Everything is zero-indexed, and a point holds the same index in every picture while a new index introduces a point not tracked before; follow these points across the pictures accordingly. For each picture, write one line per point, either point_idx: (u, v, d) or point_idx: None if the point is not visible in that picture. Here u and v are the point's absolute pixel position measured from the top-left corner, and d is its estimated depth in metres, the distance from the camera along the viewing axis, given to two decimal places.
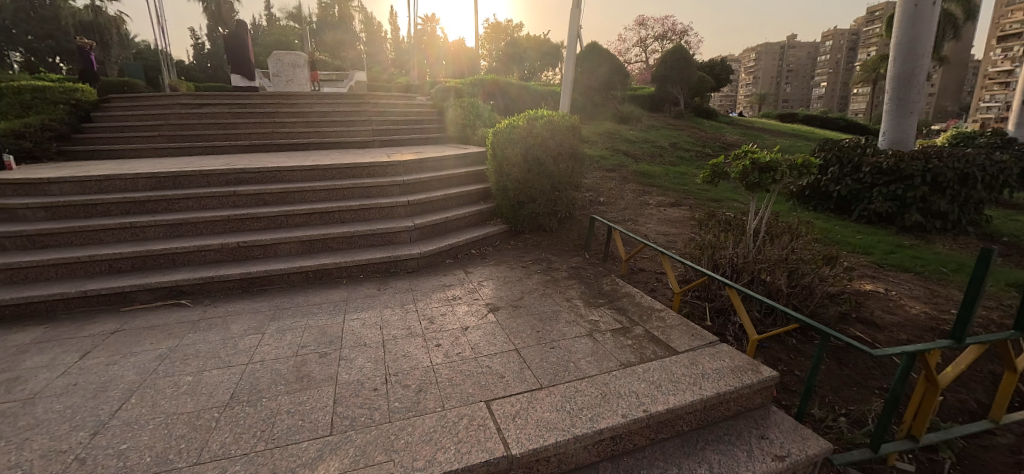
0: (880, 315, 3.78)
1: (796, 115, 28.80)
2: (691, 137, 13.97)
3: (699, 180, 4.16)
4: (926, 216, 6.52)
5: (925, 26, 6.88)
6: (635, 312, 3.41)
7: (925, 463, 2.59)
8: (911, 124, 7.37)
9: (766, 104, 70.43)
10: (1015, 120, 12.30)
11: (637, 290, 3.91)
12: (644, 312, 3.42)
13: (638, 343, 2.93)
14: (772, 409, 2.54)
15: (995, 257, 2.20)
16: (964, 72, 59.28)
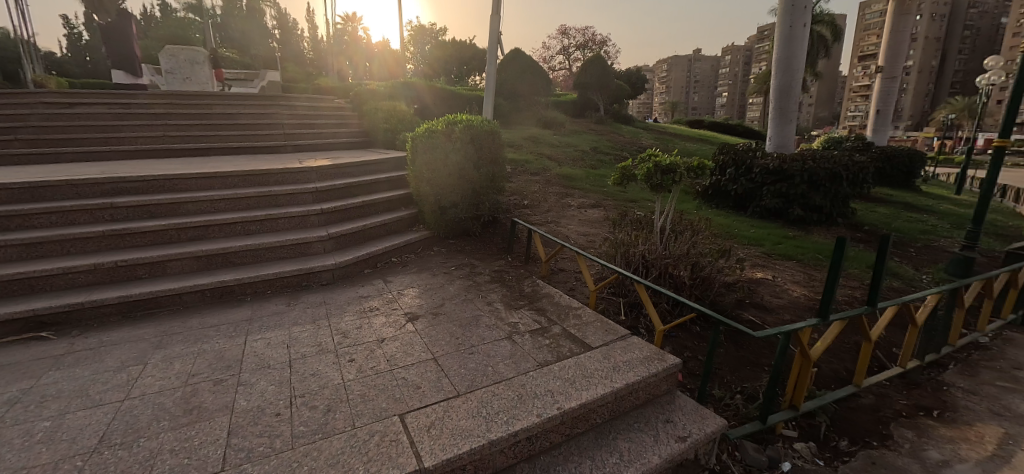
0: (768, 300, 4.22)
1: (703, 122, 31.51)
2: (610, 141, 14.73)
3: (610, 182, 4.38)
4: (807, 210, 7.41)
5: (798, 44, 7.82)
6: (554, 311, 3.52)
7: (805, 428, 2.93)
8: (791, 129, 8.45)
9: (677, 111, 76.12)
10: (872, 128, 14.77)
11: (557, 290, 4.04)
12: (563, 311, 3.53)
13: (556, 341, 3.02)
14: (677, 395, 2.73)
15: (847, 245, 2.53)
16: (834, 85, 68.48)
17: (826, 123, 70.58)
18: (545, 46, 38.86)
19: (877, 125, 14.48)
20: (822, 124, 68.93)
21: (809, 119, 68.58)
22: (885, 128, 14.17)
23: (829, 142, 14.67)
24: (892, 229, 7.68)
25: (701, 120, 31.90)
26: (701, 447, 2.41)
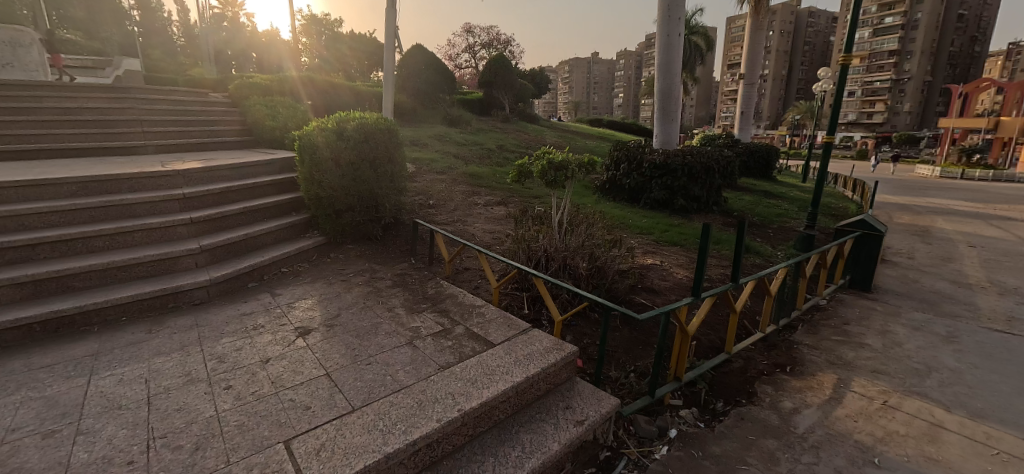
0: (656, 283, 4.62)
1: (602, 120, 33.64)
2: (515, 139, 15.05)
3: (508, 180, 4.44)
4: (688, 201, 8.25)
5: (675, 52, 8.66)
6: (458, 312, 3.48)
7: (688, 396, 3.25)
8: (674, 128, 9.35)
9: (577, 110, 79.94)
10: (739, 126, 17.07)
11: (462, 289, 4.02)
12: (466, 310, 3.52)
13: (459, 342, 2.99)
14: (576, 381, 2.87)
15: (711, 230, 2.81)
16: (708, 88, 76.92)
17: (703, 122, 79.38)
18: (450, 44, 38.30)
19: (742, 124, 16.63)
20: (700, 123, 77.44)
21: (688, 118, 76.54)
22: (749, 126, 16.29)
23: (705, 139, 16.52)
24: (755, 214, 8.86)
25: (600, 119, 34.01)
26: (598, 427, 2.57)
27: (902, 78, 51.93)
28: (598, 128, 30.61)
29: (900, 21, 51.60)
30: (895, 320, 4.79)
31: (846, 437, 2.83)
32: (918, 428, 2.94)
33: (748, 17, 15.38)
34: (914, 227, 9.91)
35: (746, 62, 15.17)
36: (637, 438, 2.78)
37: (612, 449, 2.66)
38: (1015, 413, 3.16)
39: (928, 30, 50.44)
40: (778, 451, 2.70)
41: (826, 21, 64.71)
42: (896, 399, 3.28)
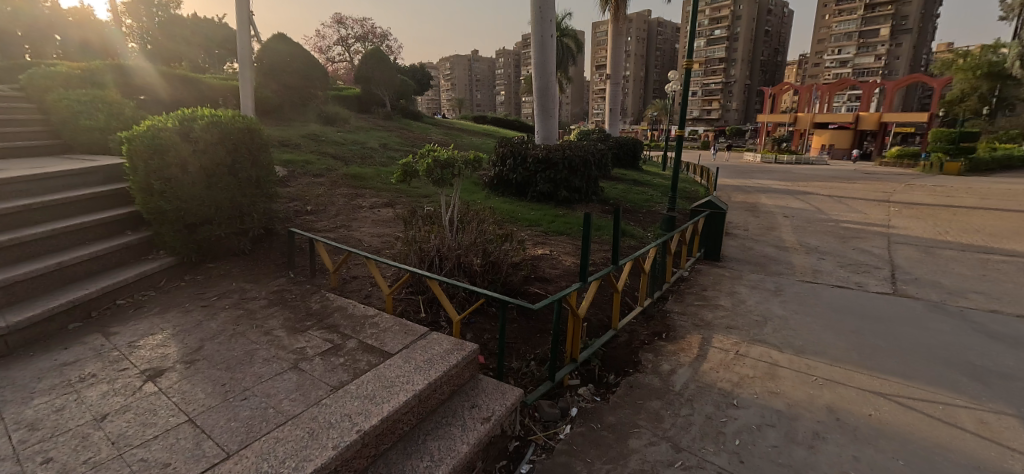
0: (548, 272, 4.86)
1: (485, 118, 34.19)
2: (398, 137, 14.55)
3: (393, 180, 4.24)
4: (570, 192, 8.80)
5: (550, 52, 9.18)
6: (348, 325, 3.28)
7: (585, 374, 3.48)
8: (553, 124, 9.87)
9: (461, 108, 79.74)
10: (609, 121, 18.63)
11: (351, 300, 3.81)
12: (357, 322, 3.33)
13: (352, 357, 2.83)
14: (479, 378, 2.90)
15: (592, 220, 3.00)
16: (580, 86, 82.41)
17: (577, 118, 85.19)
18: (320, 35, 35.42)
19: (611, 120, 18.22)
20: (576, 119, 82.99)
21: (564, 114, 81.47)
22: (617, 122, 17.91)
23: (580, 134, 17.77)
24: (628, 201, 9.80)
25: (483, 117, 34.54)
26: (505, 419, 2.65)
27: (731, 80, 61.49)
28: (483, 125, 31.01)
29: (726, 33, 61.17)
30: (741, 282, 5.68)
31: (712, 386, 3.28)
32: (763, 368, 3.54)
33: (609, 24, 16.85)
34: (748, 205, 11.82)
35: (610, 63, 16.60)
36: (543, 422, 2.92)
37: (520, 439, 2.76)
38: (825, 345, 3.98)
39: (746, 41, 60.41)
40: (661, 409, 3.04)
41: (672, 28, 73.72)
42: (745, 348, 3.89)
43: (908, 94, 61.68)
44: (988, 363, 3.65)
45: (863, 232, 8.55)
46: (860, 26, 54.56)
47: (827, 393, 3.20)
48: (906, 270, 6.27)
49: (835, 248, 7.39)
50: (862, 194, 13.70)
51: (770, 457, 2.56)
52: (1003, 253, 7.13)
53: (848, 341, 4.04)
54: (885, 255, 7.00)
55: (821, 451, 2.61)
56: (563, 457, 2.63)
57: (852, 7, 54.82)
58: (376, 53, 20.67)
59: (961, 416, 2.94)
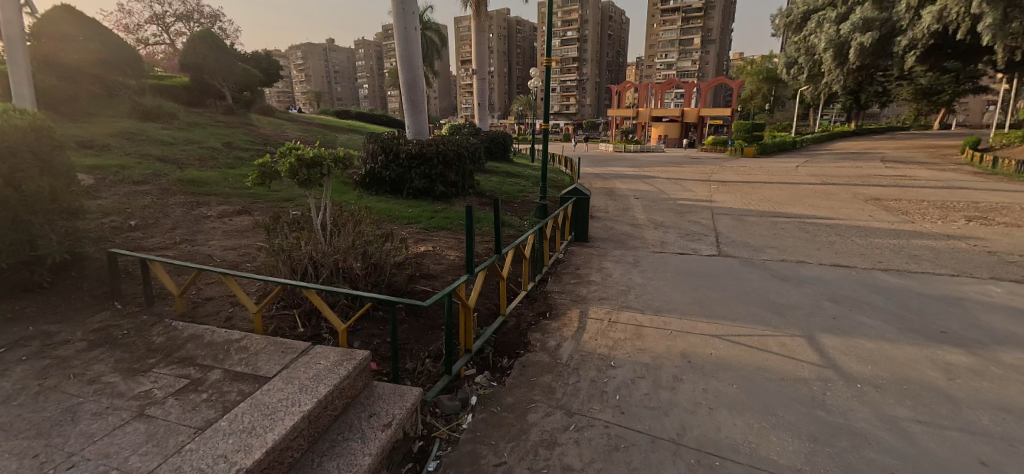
0: (433, 269, 4.89)
1: (348, 112, 32.24)
2: (247, 135, 12.97)
3: (246, 183, 3.56)
4: (446, 187, 8.91)
5: (414, 45, 9.10)
6: (208, 356, 2.71)
7: (481, 363, 3.58)
8: (423, 118, 9.82)
9: (319, 101, 73.63)
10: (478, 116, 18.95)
11: (208, 326, 3.19)
12: (220, 350, 2.77)
13: (219, 390, 2.34)
14: (376, 384, 2.62)
15: (473, 212, 3.12)
16: (446, 81, 82.22)
17: (446, 112, 85.10)
18: (127, 12, 29.41)
19: (480, 114, 18.66)
20: (444, 113, 82.81)
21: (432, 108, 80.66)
22: (485, 116, 18.41)
23: (451, 129, 17.89)
24: (502, 192, 10.22)
25: (346, 111, 32.51)
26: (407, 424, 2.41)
27: (583, 77, 67.22)
28: (344, 120, 29.17)
29: (576, 35, 66.56)
30: (606, 259, 6.40)
31: (593, 353, 3.70)
32: (631, 331, 4.10)
33: (471, 19, 17.16)
34: (606, 190, 13.22)
35: (475, 58, 16.94)
36: (444, 416, 2.89)
37: (424, 438, 2.68)
38: (675, 303, 4.75)
39: (593, 42, 66.48)
40: (552, 381, 3.30)
41: (528, 27, 77.59)
42: (616, 316, 4.45)
43: (717, 93, 74.57)
44: (783, 301, 4.76)
45: (695, 207, 10.22)
46: (681, 34, 63.91)
47: (680, 342, 3.86)
48: (726, 235, 7.71)
49: (676, 222, 8.72)
50: (691, 176, 16.28)
51: (643, 404, 3.01)
52: (787, 217, 9.18)
53: (691, 298, 4.88)
54: (711, 224, 8.50)
55: (681, 390, 3.16)
56: (469, 445, 2.63)
57: (674, 17, 63.86)
58: (207, 36, 17.86)
59: (770, 344, 3.82)
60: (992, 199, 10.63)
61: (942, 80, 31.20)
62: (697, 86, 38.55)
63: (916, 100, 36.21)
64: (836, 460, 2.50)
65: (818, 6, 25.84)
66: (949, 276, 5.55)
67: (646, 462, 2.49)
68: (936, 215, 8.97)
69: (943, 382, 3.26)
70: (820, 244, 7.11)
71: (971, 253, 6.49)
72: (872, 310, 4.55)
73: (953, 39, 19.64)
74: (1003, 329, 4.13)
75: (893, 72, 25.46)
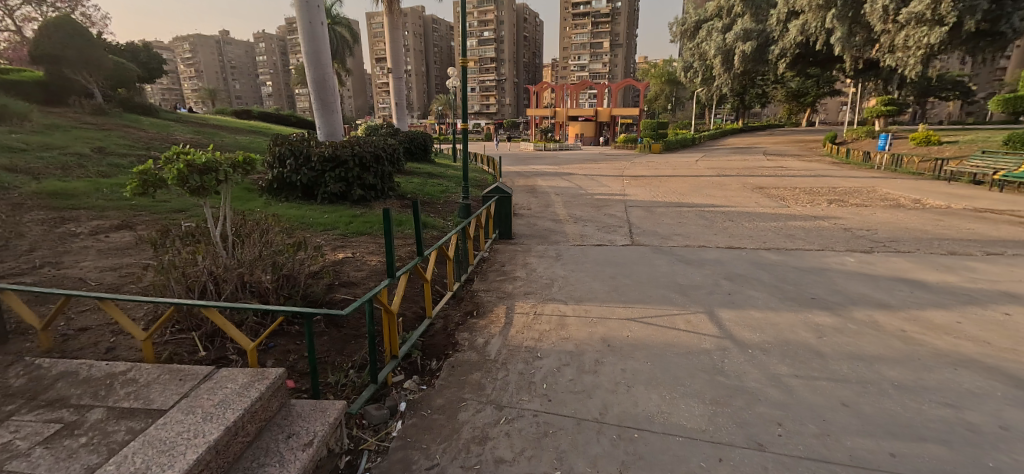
0: (352, 276, 4.70)
1: (251, 113, 29.65)
2: (126, 139, 11.42)
3: (125, 194, 3.14)
4: (365, 190, 8.60)
5: (321, 42, 8.67)
6: (84, 392, 2.27)
7: (408, 368, 3.50)
8: (335, 119, 9.38)
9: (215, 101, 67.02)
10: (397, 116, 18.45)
11: (82, 360, 2.66)
12: (100, 385, 2.32)
13: (101, 431, 1.98)
14: (293, 404, 2.42)
15: (391, 215, 3.06)
16: (360, 80, 78.84)
17: (362, 113, 81.63)
18: None
19: (398, 114, 18.17)
20: (360, 113, 79.37)
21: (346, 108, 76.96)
22: (403, 116, 17.94)
23: (368, 130, 17.22)
24: (424, 193, 10.06)
25: (247, 110, 29.86)
26: (329, 441, 2.27)
27: (501, 78, 68.02)
28: (246, 121, 26.88)
29: (492, 36, 67.12)
30: (530, 254, 6.57)
31: (519, 347, 3.79)
32: (555, 321, 4.26)
33: (384, 16, 16.61)
34: (527, 188, 13.51)
35: (390, 57, 16.42)
36: (372, 427, 2.80)
37: (351, 452, 2.58)
38: (594, 291, 5.02)
39: (509, 43, 67.51)
40: (481, 378, 3.33)
41: (444, 26, 76.82)
42: (540, 308, 4.60)
43: (625, 94, 79.29)
44: (688, 282, 5.22)
45: (609, 201, 10.80)
46: (591, 38, 67.01)
47: (600, 328, 4.09)
48: (638, 225, 8.26)
49: (593, 216, 9.17)
50: (607, 171, 17.18)
51: (569, 389, 3.16)
52: (691, 206, 10.04)
53: (609, 286, 5.18)
54: (624, 216, 9.04)
55: (602, 372, 3.35)
56: (400, 453, 2.58)
57: (584, 21, 66.76)
58: (65, 25, 15.51)
59: (678, 322, 4.17)
60: (849, 184, 12.47)
61: (809, 84, 35.91)
62: (608, 86, 40.65)
63: (789, 101, 41.33)
64: (734, 418, 2.81)
65: (707, 16, 28.43)
66: (817, 251, 6.44)
67: (573, 444, 2.62)
68: (807, 200, 10.33)
69: (814, 340, 3.79)
70: (716, 229, 7.89)
71: (833, 230, 7.59)
72: (759, 284, 5.15)
73: (814, 49, 22.70)
74: (858, 291, 4.89)
75: (771, 76, 28.82)
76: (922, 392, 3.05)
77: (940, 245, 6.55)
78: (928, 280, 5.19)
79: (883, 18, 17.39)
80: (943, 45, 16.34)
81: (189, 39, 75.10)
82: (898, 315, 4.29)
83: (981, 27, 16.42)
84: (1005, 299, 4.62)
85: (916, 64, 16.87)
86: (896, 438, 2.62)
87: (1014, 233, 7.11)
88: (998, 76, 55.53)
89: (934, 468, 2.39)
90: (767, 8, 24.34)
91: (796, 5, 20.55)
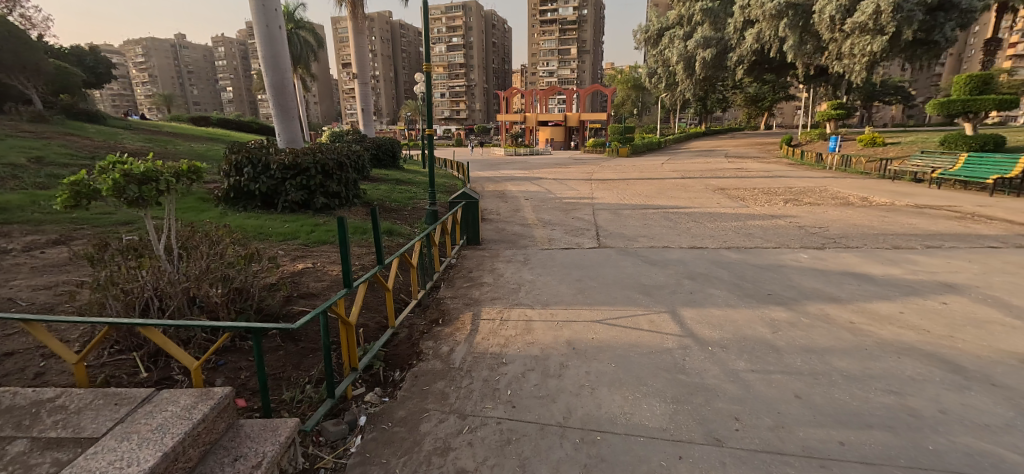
0: (312, 286, 4.56)
1: (209, 119, 28.44)
2: (67, 148, 10.72)
3: (55, 207, 2.94)
4: (328, 198, 8.39)
5: (279, 46, 8.43)
6: (4, 422, 2.09)
7: (369, 380, 3.40)
8: (296, 125, 9.10)
9: (171, 107, 64.13)
10: (363, 123, 18.12)
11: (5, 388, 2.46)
12: (20, 414, 2.14)
13: (21, 466, 1.82)
14: (241, 424, 2.31)
15: (346, 223, 2.97)
16: (325, 86, 77.24)
17: (328, 119, 79.89)
18: None
19: (364, 120, 17.86)
20: (326, 119, 77.81)
21: (311, 114, 75.17)
22: (370, 122, 17.63)
23: (333, 137, 16.85)
24: (391, 201, 9.90)
25: (205, 116, 28.64)
26: (280, 462, 2.18)
27: (470, 83, 67.96)
28: (204, 128, 25.84)
29: (461, 41, 67.04)
30: (497, 259, 6.54)
31: (484, 353, 3.75)
32: (521, 326, 4.25)
33: (349, 20, 16.29)
34: (497, 192, 13.50)
35: (355, 62, 16.10)
36: (329, 444, 2.71)
37: (306, 472, 2.48)
38: (561, 295, 5.04)
39: (478, 49, 67.73)
40: (445, 388, 3.27)
41: (412, 32, 76.34)
42: (507, 314, 4.57)
43: (593, 100, 80.67)
44: (652, 282, 5.32)
45: (578, 204, 10.94)
46: (559, 44, 67.92)
47: (566, 331, 4.10)
48: (605, 228, 8.38)
49: (562, 219, 9.24)
50: (576, 175, 17.38)
51: (533, 394, 3.14)
52: (656, 208, 10.27)
53: (575, 289, 5.21)
54: (592, 219, 9.16)
55: (567, 376, 3.35)
56: (358, 469, 2.49)
57: (551, 28, 67.61)
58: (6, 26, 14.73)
59: (641, 322, 4.24)
60: (804, 184, 13.04)
61: (765, 89, 37.58)
62: (575, 92, 41.23)
63: (747, 106, 43.08)
64: (693, 415, 2.86)
65: (669, 23, 29.27)
66: (774, 248, 6.70)
67: (536, 450, 2.60)
68: (765, 199, 10.74)
69: (771, 335, 3.92)
70: (680, 230, 8.08)
71: (789, 228, 7.91)
72: (720, 282, 5.30)
73: (769, 57, 23.75)
74: (810, 286, 5.10)
75: (731, 82, 29.92)
76: (869, 381, 3.19)
77: (885, 240, 6.93)
78: (874, 273, 5.47)
79: (830, 27, 18.39)
80: (886, 52, 17.41)
81: (141, 42, 71.68)
82: (847, 308, 4.49)
83: (918, 36, 17.58)
84: (943, 289, 4.92)
85: (861, 71, 17.90)
86: (845, 426, 2.73)
87: (951, 227, 7.60)
88: (935, 81, 59.54)
89: (879, 454, 2.50)
90: (725, 17, 25.28)
91: (751, 14, 21.52)
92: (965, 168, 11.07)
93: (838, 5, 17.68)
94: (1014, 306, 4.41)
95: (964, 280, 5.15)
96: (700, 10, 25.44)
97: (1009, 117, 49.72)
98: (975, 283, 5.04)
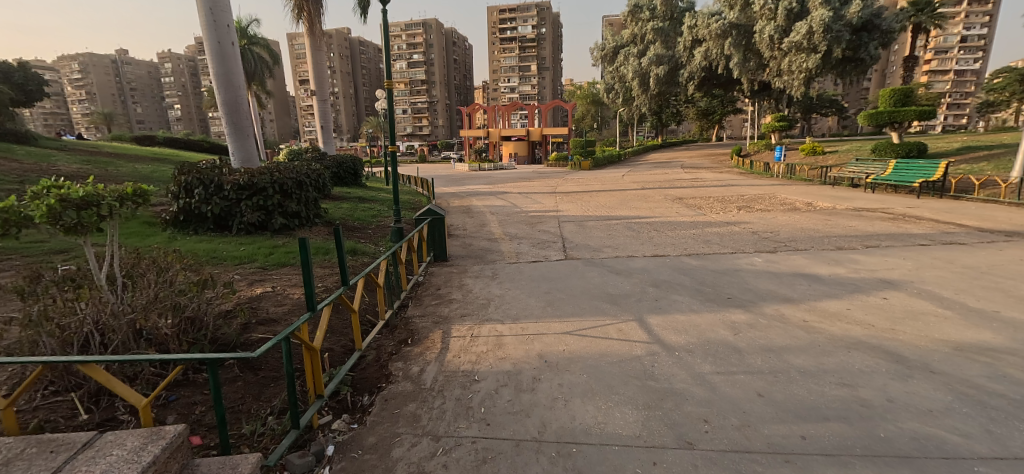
0: (272, 311, 4.36)
1: (155, 138, 26.90)
2: None
3: None
4: (287, 217, 8.12)
5: (233, 62, 8.14)
6: None
7: (335, 407, 3.25)
8: (251, 144, 8.75)
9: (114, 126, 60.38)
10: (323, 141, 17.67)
11: None
12: None
13: None
14: (196, 463, 2.16)
15: (308, 245, 2.83)
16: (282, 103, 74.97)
17: (286, 137, 77.67)
18: None
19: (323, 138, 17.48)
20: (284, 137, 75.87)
21: (268, 132, 72.79)
22: (330, 140, 17.25)
23: (291, 155, 16.34)
24: (355, 219, 9.68)
25: (151, 136, 27.20)
26: None
27: (431, 100, 68.00)
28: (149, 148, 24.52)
29: (422, 58, 67.14)
30: (464, 275, 6.48)
31: (456, 371, 3.68)
32: (491, 342, 4.20)
33: (306, 37, 15.93)
34: (463, 208, 13.44)
35: (314, 79, 15.81)
36: None
37: None
38: (530, 308, 5.03)
39: (439, 66, 68.16)
40: (417, 409, 3.18)
41: (371, 49, 76.00)
42: (477, 330, 4.51)
43: (554, 115, 82.31)
44: (618, 291, 5.42)
45: (543, 218, 11.04)
46: (519, 61, 69.18)
47: (536, 344, 4.09)
48: (570, 240, 8.48)
49: (528, 233, 9.26)
50: (540, 189, 17.55)
51: (506, 410, 3.10)
52: (619, 218, 10.51)
53: (544, 301, 5.22)
54: (558, 232, 9.24)
55: (540, 390, 3.32)
56: None
57: (511, 45, 68.70)
58: None
59: (610, 331, 4.29)
60: (755, 192, 13.68)
61: (714, 104, 39.63)
62: (536, 107, 41.97)
63: (699, 119, 45.25)
64: (665, 420, 2.90)
65: (624, 41, 30.45)
66: (731, 253, 6.97)
67: (512, 467, 2.56)
68: (722, 208, 11.19)
69: (732, 337, 4.05)
70: (643, 239, 8.29)
71: (743, 234, 8.25)
72: (682, 288, 5.45)
73: (717, 74, 25.05)
74: (765, 288, 5.34)
75: (683, 97, 31.28)
76: (822, 376, 3.35)
77: (829, 241, 7.36)
78: (822, 274, 5.79)
79: (770, 46, 19.68)
80: (820, 69, 18.76)
81: (80, 59, 67.65)
82: (799, 307, 4.72)
83: (846, 54, 18.95)
84: (883, 285, 5.26)
85: (799, 86, 19.09)
86: (805, 421, 2.83)
87: (887, 227, 8.14)
88: (864, 95, 64.73)
89: (837, 445, 2.61)
90: (675, 36, 26.61)
91: (699, 32, 22.67)
92: (894, 173, 11.91)
93: (776, 26, 19.12)
94: (946, 298, 4.76)
95: (902, 276, 5.52)
96: (652, 29, 26.64)
97: (930, 126, 54.38)
98: (911, 279, 5.42)
